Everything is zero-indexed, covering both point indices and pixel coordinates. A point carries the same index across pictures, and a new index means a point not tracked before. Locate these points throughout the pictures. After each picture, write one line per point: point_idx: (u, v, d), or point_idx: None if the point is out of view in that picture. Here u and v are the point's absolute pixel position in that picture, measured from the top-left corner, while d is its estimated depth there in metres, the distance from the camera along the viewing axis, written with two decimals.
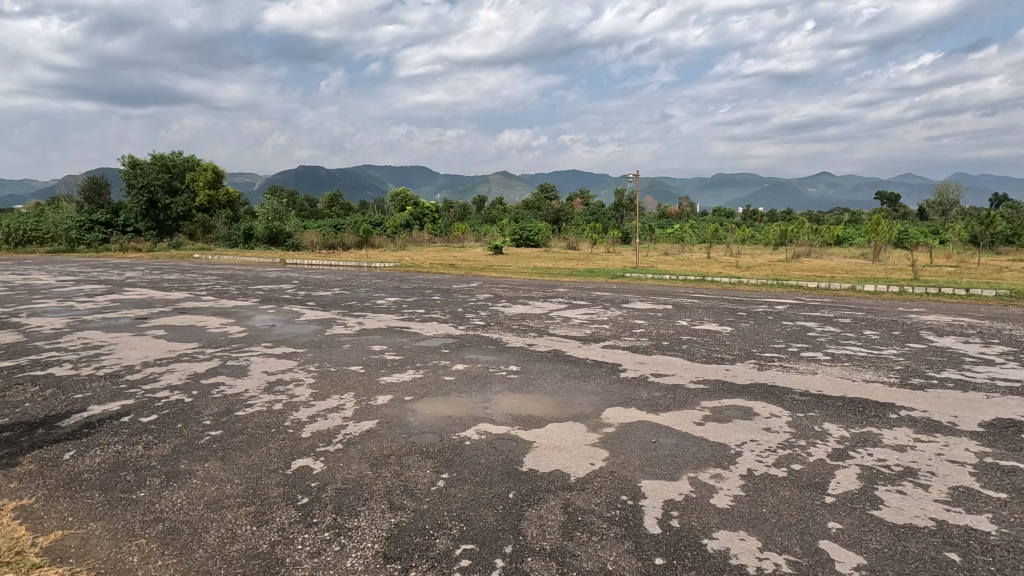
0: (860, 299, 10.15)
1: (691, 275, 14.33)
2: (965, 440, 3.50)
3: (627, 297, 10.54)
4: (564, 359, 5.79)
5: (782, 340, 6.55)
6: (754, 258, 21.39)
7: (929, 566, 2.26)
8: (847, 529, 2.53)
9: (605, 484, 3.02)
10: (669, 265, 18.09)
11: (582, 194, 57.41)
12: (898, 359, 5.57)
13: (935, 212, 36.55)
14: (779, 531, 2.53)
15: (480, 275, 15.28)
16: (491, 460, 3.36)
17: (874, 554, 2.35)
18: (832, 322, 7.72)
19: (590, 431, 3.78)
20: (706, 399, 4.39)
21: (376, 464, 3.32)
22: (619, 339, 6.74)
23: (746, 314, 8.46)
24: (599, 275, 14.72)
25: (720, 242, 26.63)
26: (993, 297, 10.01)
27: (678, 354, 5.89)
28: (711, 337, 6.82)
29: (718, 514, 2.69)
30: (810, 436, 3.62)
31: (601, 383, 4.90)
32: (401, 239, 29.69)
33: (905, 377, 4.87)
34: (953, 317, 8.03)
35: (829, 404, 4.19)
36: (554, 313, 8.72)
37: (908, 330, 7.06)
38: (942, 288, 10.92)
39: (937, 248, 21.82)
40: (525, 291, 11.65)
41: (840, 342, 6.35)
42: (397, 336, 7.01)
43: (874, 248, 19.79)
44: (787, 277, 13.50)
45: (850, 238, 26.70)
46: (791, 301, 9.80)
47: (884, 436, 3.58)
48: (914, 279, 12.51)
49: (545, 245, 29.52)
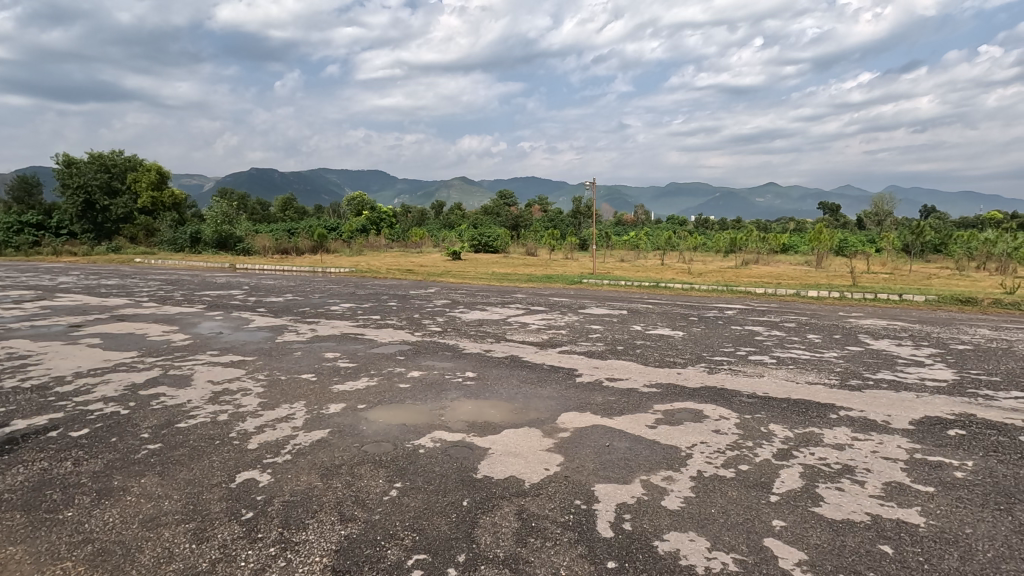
0: (802, 305, 10.61)
1: (646, 281, 14.70)
2: (898, 437, 3.69)
3: (584, 303, 10.69)
4: (521, 365, 5.78)
5: (732, 344, 6.77)
6: (705, 265, 22.12)
7: (864, 558, 2.37)
8: (790, 526, 2.63)
9: (559, 489, 3.03)
10: (625, 271, 18.47)
11: (540, 200, 57.87)
12: (838, 361, 5.85)
13: (872, 222, 38.63)
14: (726, 531, 2.59)
15: (438, 281, 15.23)
16: (446, 467, 3.32)
17: (815, 549, 2.44)
18: (778, 326, 8.06)
19: (546, 436, 3.80)
20: (659, 403, 4.48)
21: (326, 474, 3.23)
22: (575, 344, 6.81)
23: (698, 319, 8.73)
24: (557, 281, 14.91)
25: (674, 250, 27.37)
26: (923, 301, 10.69)
27: (632, 359, 6.01)
28: (664, 341, 6.97)
29: (669, 516, 2.74)
30: (757, 436, 3.74)
31: (557, 389, 4.92)
32: (357, 244, 29.13)
33: (844, 379, 5.12)
34: (886, 322, 8.50)
35: (774, 406, 4.34)
36: (512, 319, 8.72)
37: (847, 334, 7.42)
38: (878, 293, 11.58)
39: (874, 255, 23.09)
40: (483, 297, 11.63)
41: (785, 346, 6.62)
42: (351, 343, 6.86)
43: (817, 256, 20.73)
44: (737, 283, 14.04)
45: (796, 245, 27.91)
46: (740, 306, 10.18)
47: (825, 436, 3.73)
48: (852, 285, 13.23)
49: (503, 251, 29.63)
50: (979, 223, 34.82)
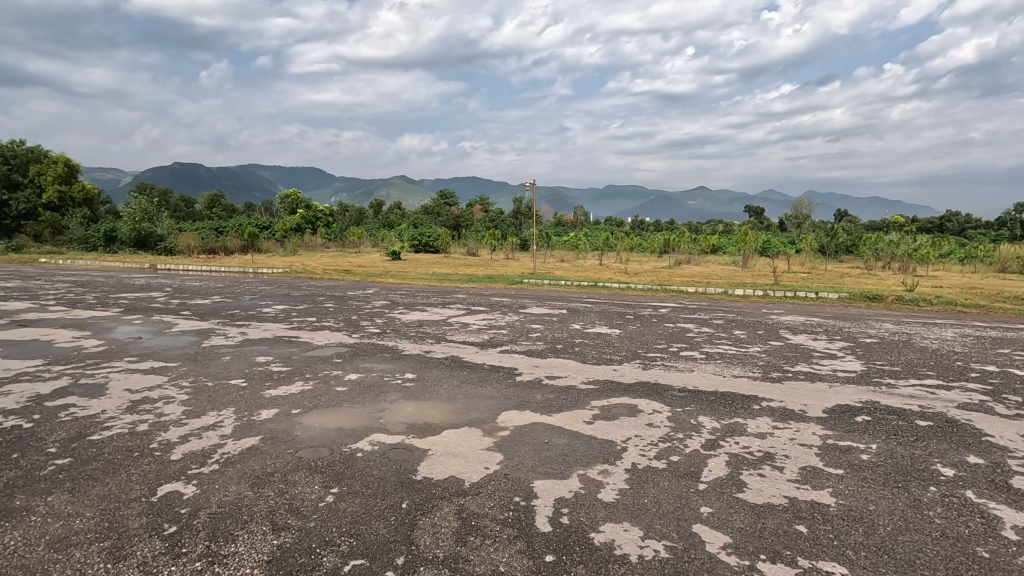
0: (730, 303, 11.16)
1: (584, 281, 15.04)
2: (813, 424, 3.98)
3: (524, 302, 10.81)
4: (461, 365, 5.78)
5: (665, 341, 7.05)
6: (641, 265, 22.87)
7: (781, 538, 2.54)
8: (716, 512, 2.78)
9: (499, 487, 3.05)
10: (565, 271, 18.82)
11: (481, 200, 57.81)
12: (761, 355, 6.23)
13: (793, 225, 41.22)
14: (658, 520, 2.71)
15: (376, 281, 14.96)
16: (384, 470, 3.27)
17: (739, 533, 2.59)
18: (708, 323, 8.47)
19: (486, 435, 3.82)
20: (596, 399, 4.61)
21: (257, 483, 3.10)
22: (515, 343, 6.88)
23: (634, 317, 9.03)
24: (498, 281, 15.00)
25: (611, 250, 28.11)
26: (836, 298, 11.55)
27: (571, 357, 6.13)
28: (601, 339, 7.15)
29: (605, 508, 2.83)
30: (687, 428, 3.93)
31: (497, 388, 4.95)
32: (291, 243, 28.03)
33: (766, 372, 5.46)
34: (804, 318, 9.10)
35: (703, 399, 4.57)
36: (453, 320, 8.67)
37: (769, 330, 7.90)
38: (797, 291, 12.38)
39: (794, 256, 24.67)
40: (423, 297, 11.49)
41: (714, 342, 6.97)
42: (284, 346, 6.61)
43: (743, 256, 21.91)
44: (671, 282, 14.60)
45: (724, 246, 29.37)
46: (673, 305, 10.61)
47: (748, 426, 3.97)
48: (774, 284, 14.09)
49: (444, 251, 29.42)
50: (885, 227, 37.93)
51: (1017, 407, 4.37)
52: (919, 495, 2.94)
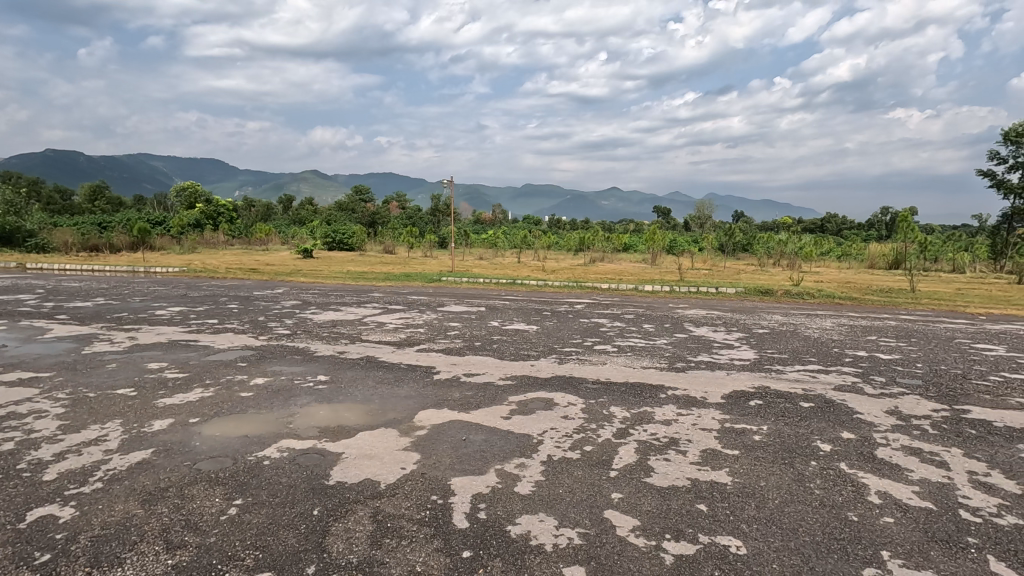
0: (640, 298, 11.73)
1: (503, 278, 15.18)
2: (713, 410, 4.29)
3: (443, 300, 10.74)
4: (377, 365, 5.65)
5: (580, 335, 7.28)
6: (558, 262, 23.44)
7: (684, 517, 2.72)
8: (626, 497, 2.91)
9: (415, 487, 3.02)
10: (483, 269, 18.87)
11: (398, 197, 56.62)
12: (668, 347, 6.61)
13: (696, 225, 43.97)
14: (572, 508, 2.79)
15: (286, 280, 14.23)
16: (294, 477, 3.12)
17: (647, 515, 2.74)
18: (620, 318, 8.86)
19: (402, 435, 3.75)
20: (514, 394, 4.68)
21: (149, 500, 2.85)
22: (433, 341, 6.83)
23: (550, 313, 9.24)
24: (415, 278, 14.78)
25: (529, 248, 28.56)
26: (734, 292, 12.46)
27: (489, 353, 6.18)
28: (519, 336, 7.26)
29: (521, 500, 2.88)
30: (600, 419, 4.09)
31: (415, 387, 4.89)
32: (189, 240, 25.94)
33: (672, 362, 5.81)
34: (706, 311, 9.76)
35: (615, 390, 4.77)
36: (368, 319, 8.43)
37: (675, 323, 8.40)
38: (700, 287, 13.24)
39: (697, 254, 26.34)
40: (336, 297, 11.08)
41: (625, 335, 7.30)
42: (181, 351, 6.12)
43: (652, 254, 23.05)
44: (586, 279, 15.08)
45: (636, 245, 30.78)
46: (588, 301, 10.97)
47: (655, 414, 4.20)
48: (679, 280, 14.96)
49: (359, 249, 28.52)
50: (775, 227, 41.52)
51: (881, 386, 4.96)
52: (802, 469, 3.25)
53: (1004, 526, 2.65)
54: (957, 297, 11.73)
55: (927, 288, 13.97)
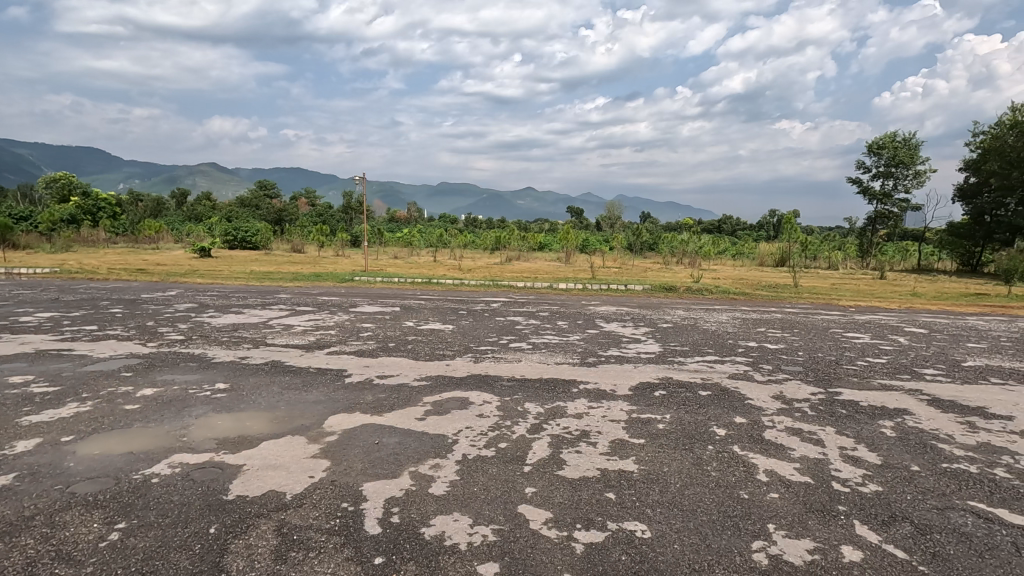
0: (554, 296, 12.03)
1: (418, 278, 14.96)
2: (622, 401, 4.49)
3: (355, 301, 10.42)
4: (283, 369, 5.36)
5: (495, 334, 7.35)
6: (474, 261, 23.44)
7: (593, 506, 2.82)
8: (539, 491, 2.97)
9: (324, 496, 2.90)
10: (397, 268, 18.47)
11: (307, 193, 54.10)
12: (579, 343, 6.83)
13: (607, 225, 45.75)
14: (487, 506, 2.81)
15: (180, 281, 13.14)
16: (188, 494, 2.89)
17: (559, 507, 2.81)
18: (534, 315, 9.03)
19: (311, 442, 3.59)
20: (428, 395, 4.62)
21: (9, 532, 2.52)
22: (345, 343, 6.59)
23: (466, 312, 9.25)
24: (326, 278, 14.22)
25: (445, 247, 28.35)
26: (642, 290, 13.11)
27: (404, 354, 6.07)
28: (434, 336, 7.18)
29: (436, 501, 2.85)
30: (514, 415, 4.15)
31: (324, 392, 4.69)
32: (62, 238, 23.17)
33: (584, 357, 6.01)
34: (616, 308, 10.18)
35: (529, 386, 4.86)
36: (274, 322, 7.98)
37: (587, 319, 8.70)
38: (611, 284, 13.80)
39: (608, 253, 27.44)
40: (238, 299, 10.37)
41: (539, 332, 7.46)
42: (52, 362, 5.44)
43: (566, 253, 23.66)
44: (502, 278, 15.21)
45: (551, 244, 31.50)
46: (503, 299, 11.09)
47: (568, 408, 4.32)
48: (591, 278, 15.51)
49: (263, 247, 26.88)
50: (679, 228, 44.21)
51: (768, 373, 5.44)
52: (701, 454, 3.48)
53: (867, 493, 2.99)
54: (831, 292, 13.10)
55: (808, 284, 15.46)
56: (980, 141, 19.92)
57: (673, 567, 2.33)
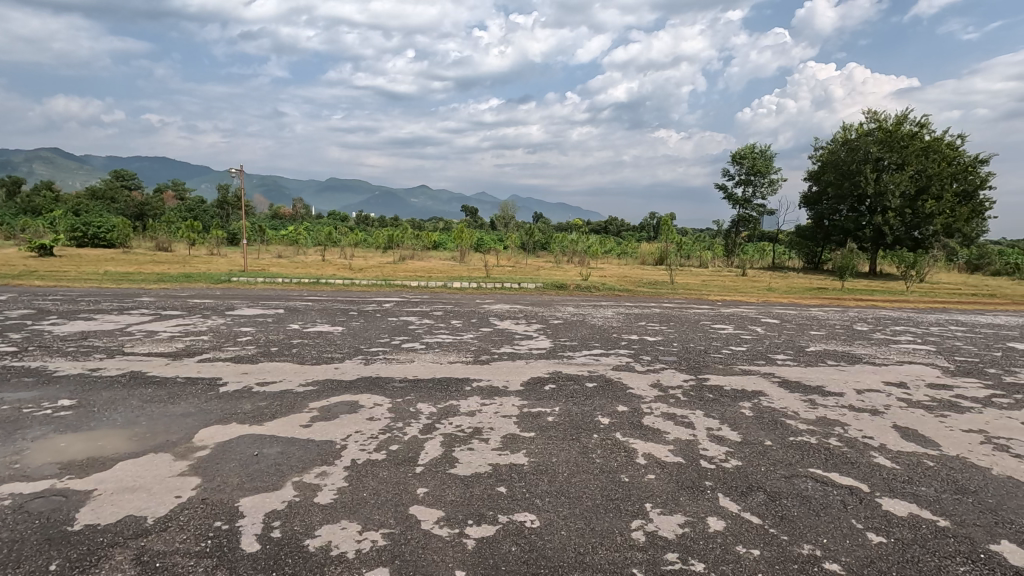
0: (448, 295, 11.95)
1: (304, 277, 14.16)
2: (513, 397, 4.59)
3: (233, 303, 9.63)
4: (145, 381, 4.82)
5: (387, 334, 7.17)
6: (366, 260, 22.64)
7: (486, 501, 2.86)
8: (431, 490, 2.95)
9: (194, 515, 2.65)
10: (281, 268, 17.34)
11: (175, 186, 49.01)
12: (473, 341, 6.88)
13: (501, 225, 46.34)
14: (376, 510, 2.74)
15: (12, 283, 11.32)
16: (21, 530, 2.50)
17: (451, 505, 2.81)
18: (428, 315, 8.93)
19: (177, 459, 3.26)
20: (314, 400, 4.40)
21: None
22: (220, 349, 6.08)
23: (357, 313, 8.93)
24: (198, 279, 13.00)
25: (334, 245, 27.08)
26: (534, 288, 13.44)
27: (288, 358, 5.73)
28: (322, 338, 6.84)
29: (322, 511, 2.72)
30: (406, 416, 4.08)
31: (195, 403, 4.28)
32: None
33: (477, 355, 6.07)
34: (509, 306, 10.38)
35: (421, 387, 4.80)
36: (134, 328, 7.13)
37: (481, 318, 8.78)
38: (504, 283, 14.01)
39: (502, 252, 27.87)
40: (88, 303, 9.13)
41: (433, 332, 7.40)
42: None
43: (460, 252, 23.61)
44: (394, 277, 14.83)
45: (445, 244, 31.37)
46: (396, 299, 10.84)
47: (461, 406, 4.34)
48: (485, 277, 15.63)
49: (121, 245, 23.92)
50: (570, 228, 46.03)
51: (647, 364, 5.86)
52: (588, 442, 3.66)
53: (729, 467, 3.33)
54: (702, 287, 14.37)
55: (683, 280, 16.80)
56: (820, 154, 22.86)
57: (559, 553, 2.43)
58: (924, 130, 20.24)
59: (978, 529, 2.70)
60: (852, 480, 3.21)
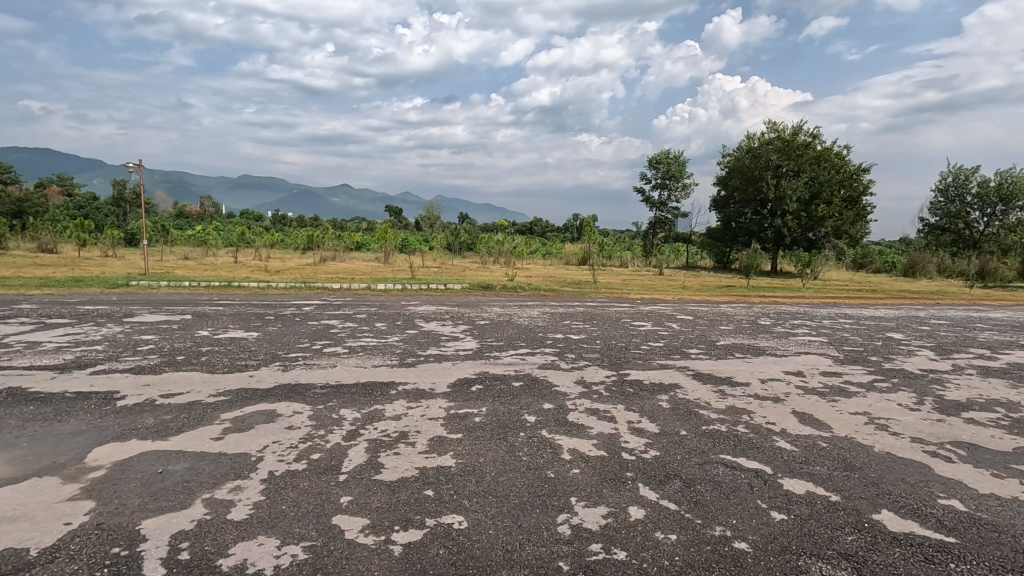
0: (372, 297, 11.64)
1: (214, 280, 13.31)
2: (440, 399, 4.55)
3: (131, 309, 8.85)
4: (27, 398, 4.32)
5: (307, 339, 6.88)
6: (283, 262, 21.59)
7: (413, 506, 2.81)
8: (355, 498, 2.87)
9: (87, 543, 2.42)
10: (188, 270, 16.17)
11: (61, 181, 44.32)
12: (398, 343, 6.75)
13: (426, 225, 45.73)
14: (297, 522, 2.62)
15: None
16: None
17: (377, 511, 2.75)
18: (351, 318, 8.66)
19: (67, 483, 2.96)
20: (227, 411, 4.13)
21: None
22: (117, 360, 5.56)
23: (274, 317, 8.50)
24: (90, 283, 11.84)
25: (248, 246, 25.61)
26: (461, 289, 13.38)
27: (197, 367, 5.35)
28: (235, 345, 6.44)
29: (236, 527, 2.57)
30: (328, 424, 3.93)
31: (87, 420, 3.89)
32: None
33: (403, 358, 5.96)
34: (435, 307, 10.28)
35: (344, 392, 4.64)
36: (12, 339, 6.37)
37: (406, 320, 8.64)
38: (430, 284, 13.86)
39: (427, 253, 27.57)
40: None
41: (356, 335, 7.19)
42: None
43: (385, 253, 23.08)
44: (314, 279, 14.26)
45: (369, 244, 30.59)
46: (317, 302, 10.42)
47: (386, 410, 4.24)
48: (410, 278, 15.41)
49: None
50: (496, 228, 46.35)
51: (572, 361, 6.01)
52: (515, 441, 3.70)
53: (649, 458, 3.49)
54: (622, 286, 14.94)
55: (605, 280, 17.37)
56: (728, 160, 24.44)
57: (487, 551, 2.44)
58: (816, 140, 22.16)
59: (864, 501, 3.00)
60: (757, 463, 3.47)
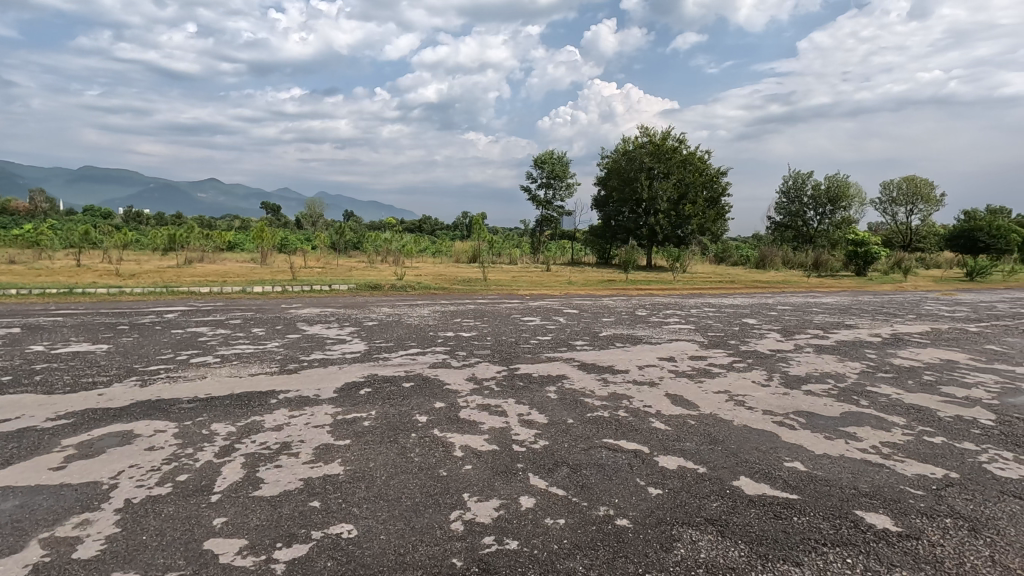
0: (247, 301, 10.79)
1: (50, 286, 11.51)
2: (325, 405, 4.33)
3: None
4: None
5: (171, 349, 6.21)
6: (139, 265, 19.26)
7: (298, 520, 2.66)
8: (231, 519, 2.65)
9: None
10: (15, 276, 13.82)
11: None
12: (278, 349, 6.33)
13: (307, 223, 43.25)
14: (161, 552, 2.37)
15: None
16: None
17: (256, 530, 2.56)
18: (223, 324, 7.96)
19: None
20: (69, 436, 3.60)
21: None
22: None
23: (129, 326, 7.56)
24: None
25: (94, 247, 22.48)
26: (346, 289, 12.83)
27: (29, 388, 4.60)
28: (79, 360, 5.62)
29: (85, 567, 2.26)
30: (197, 441, 3.58)
31: None
32: None
33: (283, 364, 5.59)
34: (319, 309, 9.78)
35: (216, 405, 4.26)
36: None
37: (287, 324, 8.11)
38: (313, 285, 13.13)
39: (309, 252, 26.11)
40: None
41: (229, 343, 6.62)
42: None
43: (261, 253, 21.46)
44: (178, 283, 12.88)
45: (243, 244, 28.32)
46: (181, 308, 9.44)
47: (265, 421, 3.95)
48: (290, 279, 14.47)
49: None
50: (383, 227, 45.07)
51: (463, 359, 6.03)
52: (406, 443, 3.63)
53: (538, 448, 3.60)
54: (511, 283, 15.25)
55: (494, 277, 17.62)
56: (606, 162, 25.89)
57: (379, 558, 2.38)
58: (683, 145, 24.20)
59: (726, 470, 3.35)
60: (635, 444, 3.72)
